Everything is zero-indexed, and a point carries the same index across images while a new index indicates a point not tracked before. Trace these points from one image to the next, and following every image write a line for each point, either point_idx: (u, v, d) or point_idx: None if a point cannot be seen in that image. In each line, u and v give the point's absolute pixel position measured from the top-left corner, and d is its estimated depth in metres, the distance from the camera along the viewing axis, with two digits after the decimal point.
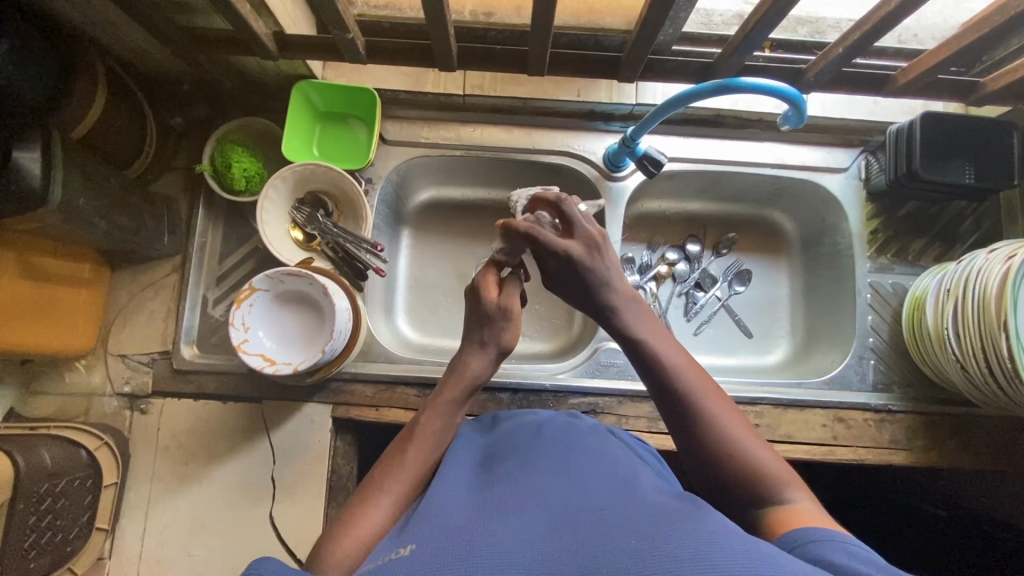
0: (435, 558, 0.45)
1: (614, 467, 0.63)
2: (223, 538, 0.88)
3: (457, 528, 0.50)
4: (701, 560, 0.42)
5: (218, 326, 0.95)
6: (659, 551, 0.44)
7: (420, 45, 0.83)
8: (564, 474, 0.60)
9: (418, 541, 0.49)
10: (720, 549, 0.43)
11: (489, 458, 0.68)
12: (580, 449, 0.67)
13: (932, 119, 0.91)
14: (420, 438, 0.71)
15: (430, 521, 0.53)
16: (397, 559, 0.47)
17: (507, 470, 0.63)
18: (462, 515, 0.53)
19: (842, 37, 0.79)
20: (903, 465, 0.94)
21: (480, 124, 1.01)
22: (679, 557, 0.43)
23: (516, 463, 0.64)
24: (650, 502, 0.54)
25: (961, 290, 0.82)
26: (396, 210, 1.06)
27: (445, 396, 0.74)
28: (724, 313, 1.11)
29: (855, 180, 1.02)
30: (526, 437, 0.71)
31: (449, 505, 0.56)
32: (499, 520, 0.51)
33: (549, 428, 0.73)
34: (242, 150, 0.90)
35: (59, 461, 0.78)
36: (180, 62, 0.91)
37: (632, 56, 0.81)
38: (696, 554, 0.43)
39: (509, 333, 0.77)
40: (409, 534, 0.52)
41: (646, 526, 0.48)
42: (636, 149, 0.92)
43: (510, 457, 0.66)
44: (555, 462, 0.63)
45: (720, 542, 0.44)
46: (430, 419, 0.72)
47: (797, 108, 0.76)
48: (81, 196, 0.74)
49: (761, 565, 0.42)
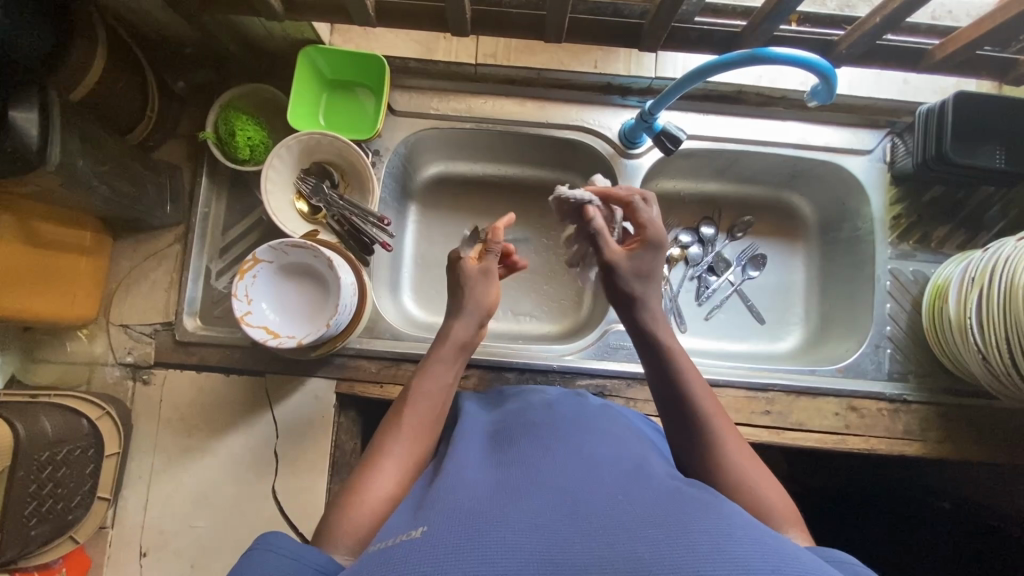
0: (446, 542, 0.44)
1: (624, 448, 0.62)
2: (225, 510, 0.87)
3: (467, 509, 0.48)
4: (722, 553, 0.40)
5: (222, 298, 0.93)
6: (677, 544, 0.42)
7: (433, 9, 0.79)
8: (575, 455, 0.58)
9: (428, 523, 0.48)
10: (741, 543, 0.42)
11: (497, 436, 0.66)
12: (590, 430, 0.65)
13: (966, 99, 0.87)
14: (417, 405, 0.70)
15: (441, 504, 0.51)
16: (407, 541, 0.45)
17: (516, 450, 0.61)
18: (472, 495, 0.51)
19: (878, 6, 0.75)
20: (915, 456, 0.92)
21: (492, 95, 0.97)
22: (698, 548, 0.41)
23: (525, 443, 0.62)
24: (663, 486, 0.53)
25: (987, 279, 0.79)
26: (404, 183, 1.03)
27: (440, 364, 0.74)
28: (736, 298, 1.08)
29: (879, 163, 0.98)
30: (534, 415, 0.69)
31: (457, 485, 0.54)
32: (511, 502, 0.49)
33: (559, 408, 0.71)
34: (246, 118, 0.88)
35: (60, 430, 0.77)
36: (182, 24, 0.87)
37: (654, 23, 0.77)
38: (719, 549, 0.41)
39: (488, 291, 0.80)
40: (417, 516, 0.51)
41: (662, 515, 0.46)
42: (654, 125, 0.89)
43: (520, 437, 0.64)
44: (565, 442, 0.61)
45: (741, 536, 0.43)
46: (423, 384, 0.72)
47: (828, 82, 0.73)
48: (79, 159, 0.72)
49: (784, 563, 0.40)
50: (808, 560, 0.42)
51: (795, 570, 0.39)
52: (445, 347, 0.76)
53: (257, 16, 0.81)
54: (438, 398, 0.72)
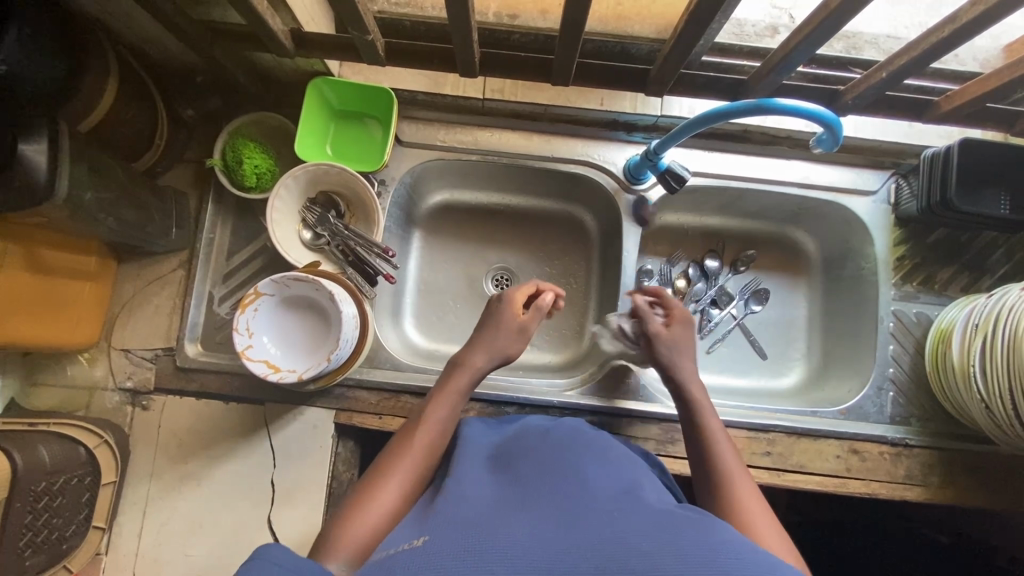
0: (448, 550, 0.44)
1: (620, 468, 0.62)
2: (220, 540, 0.87)
3: (466, 521, 0.49)
4: (706, 561, 0.41)
5: (223, 324, 0.93)
6: (667, 553, 0.42)
7: (442, 50, 0.80)
8: (571, 472, 0.58)
9: (429, 533, 0.48)
10: (729, 553, 0.42)
11: (498, 454, 0.66)
12: (588, 449, 0.65)
13: (971, 146, 0.87)
14: (428, 430, 0.71)
15: (444, 515, 0.51)
16: (409, 549, 0.46)
17: (513, 467, 0.61)
18: (473, 508, 0.52)
19: (888, 59, 0.75)
20: (916, 501, 0.92)
21: (499, 129, 0.98)
22: (687, 559, 0.42)
23: (522, 460, 0.63)
24: (655, 506, 0.53)
25: (990, 327, 0.79)
26: (408, 212, 1.03)
27: (453, 392, 0.75)
28: (739, 333, 1.08)
29: (883, 204, 0.98)
30: (534, 436, 0.70)
31: (456, 499, 0.55)
32: (510, 516, 0.50)
33: (558, 429, 0.71)
34: (254, 147, 0.88)
35: (57, 459, 0.77)
36: (192, 54, 0.88)
37: (663, 69, 0.78)
38: (705, 559, 0.42)
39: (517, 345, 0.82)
40: (418, 527, 0.51)
41: (652, 527, 0.47)
42: (659, 163, 0.89)
43: (519, 456, 0.64)
44: (561, 460, 0.61)
45: (725, 545, 0.44)
46: (436, 410, 0.73)
47: (833, 132, 0.73)
48: (87, 190, 0.72)
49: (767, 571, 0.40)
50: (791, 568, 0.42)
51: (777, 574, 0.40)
52: (459, 376, 0.77)
53: (268, 51, 0.82)
54: (447, 426, 0.72)
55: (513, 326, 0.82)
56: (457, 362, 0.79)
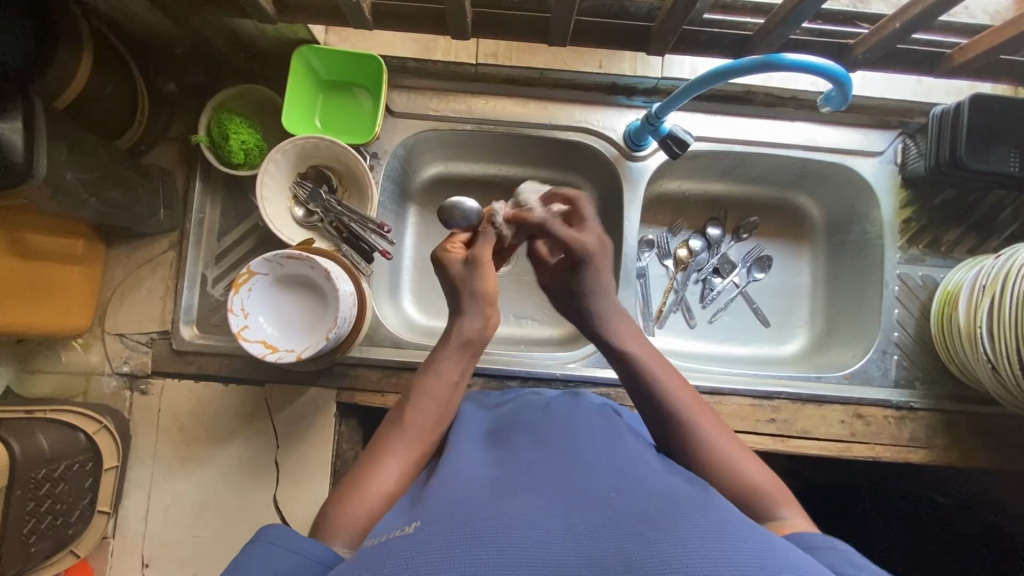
0: (439, 536, 0.43)
1: (621, 444, 0.60)
2: (226, 519, 0.87)
3: (459, 505, 0.47)
4: (710, 547, 0.39)
5: (219, 306, 0.91)
6: (665, 539, 0.40)
7: (432, 12, 0.77)
8: (568, 454, 0.57)
9: (422, 518, 0.47)
10: (731, 537, 0.40)
11: (496, 434, 0.65)
12: (588, 428, 0.63)
13: (981, 102, 0.85)
14: (423, 403, 0.68)
15: (437, 500, 0.50)
16: (400, 536, 0.44)
17: (510, 448, 0.60)
18: (466, 492, 0.50)
19: (900, 10, 0.72)
20: (921, 463, 0.92)
21: (493, 96, 0.94)
22: (686, 542, 0.39)
23: (519, 442, 0.61)
24: (656, 485, 0.50)
25: (998, 286, 0.77)
26: (403, 185, 1.01)
27: (446, 359, 0.71)
28: (741, 301, 1.06)
29: (890, 164, 0.96)
30: (534, 414, 0.68)
31: (452, 483, 0.53)
32: (504, 501, 0.48)
33: (557, 406, 0.70)
34: (240, 120, 0.85)
35: (56, 445, 0.77)
36: (169, 24, 0.84)
37: (663, 27, 0.75)
38: (706, 541, 0.39)
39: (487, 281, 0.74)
40: (413, 512, 0.49)
41: (652, 511, 0.45)
42: (660, 126, 0.86)
43: (519, 436, 0.62)
44: (558, 441, 0.59)
45: (729, 529, 0.41)
46: (428, 377, 0.70)
47: (842, 88, 0.70)
48: (66, 169, 0.69)
49: (774, 560, 0.38)
50: (795, 554, 0.40)
51: (786, 565, 0.38)
52: (449, 346, 0.72)
53: (248, 16, 0.78)
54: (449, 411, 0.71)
55: (458, 270, 0.75)
56: (446, 333, 0.74)
